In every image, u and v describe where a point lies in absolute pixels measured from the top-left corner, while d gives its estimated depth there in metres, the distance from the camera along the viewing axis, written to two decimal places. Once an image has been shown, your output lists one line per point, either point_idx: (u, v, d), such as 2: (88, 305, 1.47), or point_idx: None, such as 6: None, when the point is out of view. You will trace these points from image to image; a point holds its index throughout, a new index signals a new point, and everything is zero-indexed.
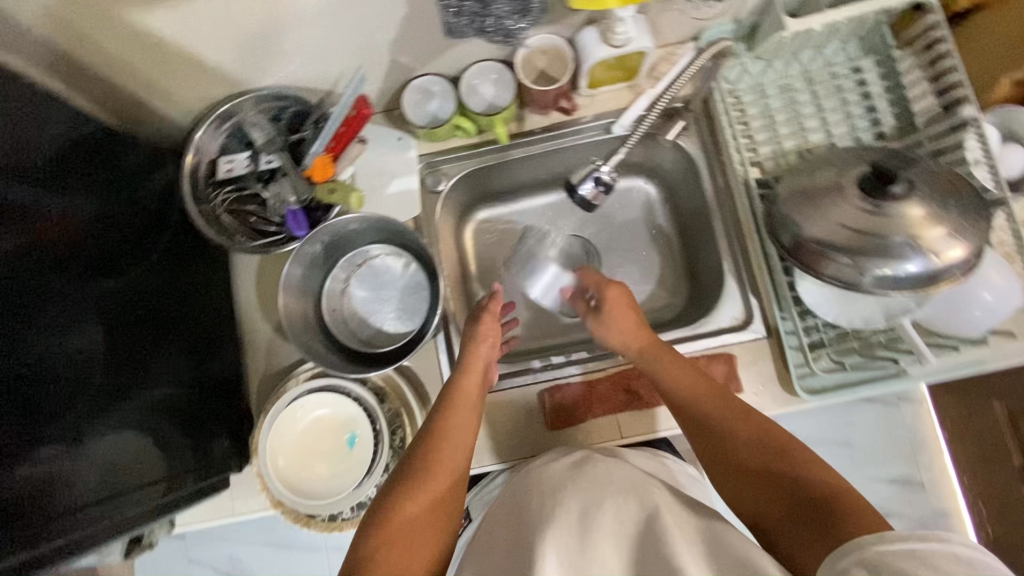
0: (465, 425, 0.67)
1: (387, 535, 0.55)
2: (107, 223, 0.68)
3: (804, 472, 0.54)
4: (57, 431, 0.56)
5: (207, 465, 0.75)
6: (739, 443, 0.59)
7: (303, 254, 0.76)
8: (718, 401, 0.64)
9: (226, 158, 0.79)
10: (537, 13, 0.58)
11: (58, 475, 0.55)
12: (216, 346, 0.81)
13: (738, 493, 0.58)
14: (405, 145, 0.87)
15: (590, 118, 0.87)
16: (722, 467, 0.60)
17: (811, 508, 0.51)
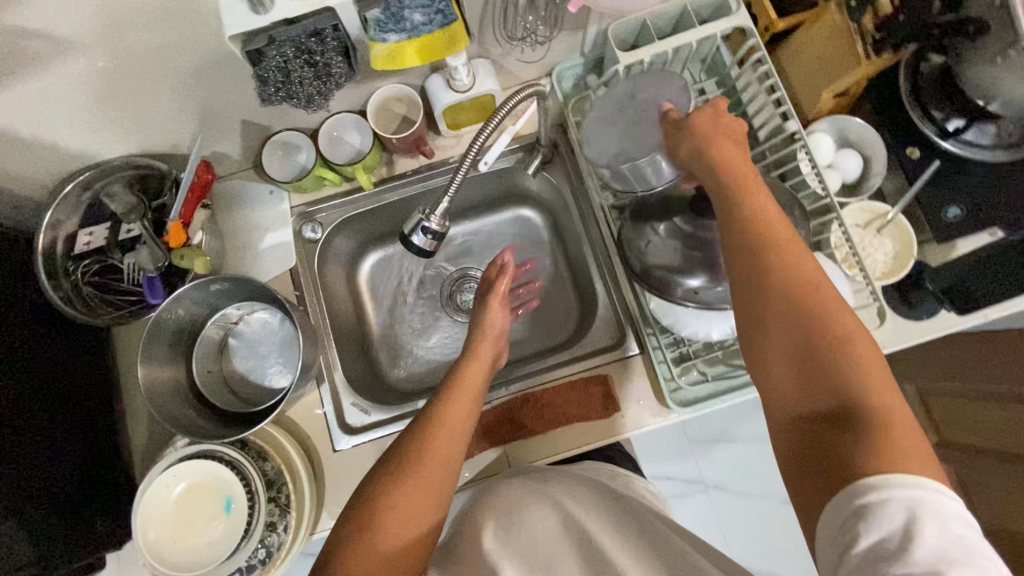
0: (471, 404, 0.65)
1: (386, 519, 0.54)
2: None
3: (862, 390, 0.45)
4: None
5: (87, 540, 0.76)
6: (792, 324, 0.48)
7: (165, 320, 0.75)
8: (795, 262, 0.49)
9: (85, 231, 0.79)
10: (338, 78, 0.66)
11: None
12: (100, 417, 0.80)
13: (768, 386, 0.50)
14: (277, 199, 0.88)
15: (457, 157, 0.90)
16: (751, 340, 0.51)
17: (858, 434, 0.44)
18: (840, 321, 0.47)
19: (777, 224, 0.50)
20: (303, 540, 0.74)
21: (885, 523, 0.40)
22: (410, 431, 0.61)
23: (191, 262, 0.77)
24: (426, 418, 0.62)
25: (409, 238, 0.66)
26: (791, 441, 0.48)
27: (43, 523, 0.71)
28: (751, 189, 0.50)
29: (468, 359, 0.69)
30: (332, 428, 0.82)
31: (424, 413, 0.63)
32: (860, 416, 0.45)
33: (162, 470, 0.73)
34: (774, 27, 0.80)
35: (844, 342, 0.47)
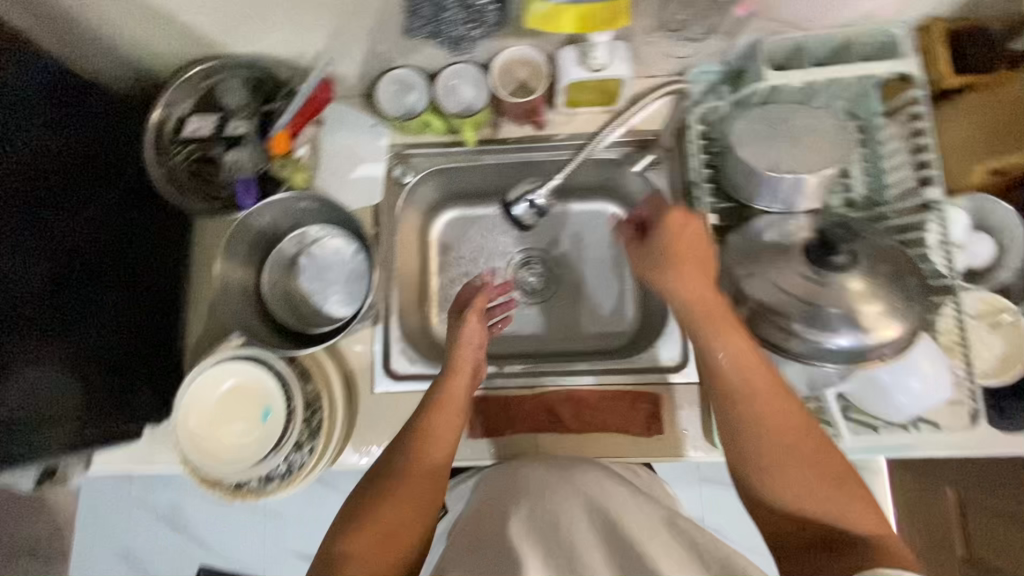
0: (449, 427, 0.67)
1: (360, 536, 0.55)
2: (75, 162, 0.72)
3: (841, 515, 0.53)
4: None
5: (126, 412, 0.77)
6: (776, 439, 0.56)
7: (251, 223, 0.76)
8: (765, 388, 0.57)
9: (195, 117, 0.80)
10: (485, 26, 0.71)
11: None
12: (163, 298, 0.83)
13: (760, 505, 0.57)
14: (377, 133, 0.88)
15: (565, 136, 0.87)
16: (738, 455, 0.58)
17: (852, 550, 0.50)
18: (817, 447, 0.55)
19: (745, 343, 0.59)
20: (324, 466, 0.76)
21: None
22: (386, 456, 0.63)
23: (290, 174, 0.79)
24: (400, 444, 0.64)
25: (511, 207, 0.78)
26: (787, 551, 0.54)
27: (90, 380, 0.72)
28: (692, 306, 0.61)
29: (446, 379, 0.70)
30: (377, 372, 0.82)
31: (400, 438, 0.65)
32: (848, 535, 0.52)
33: (220, 360, 0.75)
34: (946, 81, 0.74)
35: (823, 466, 0.55)
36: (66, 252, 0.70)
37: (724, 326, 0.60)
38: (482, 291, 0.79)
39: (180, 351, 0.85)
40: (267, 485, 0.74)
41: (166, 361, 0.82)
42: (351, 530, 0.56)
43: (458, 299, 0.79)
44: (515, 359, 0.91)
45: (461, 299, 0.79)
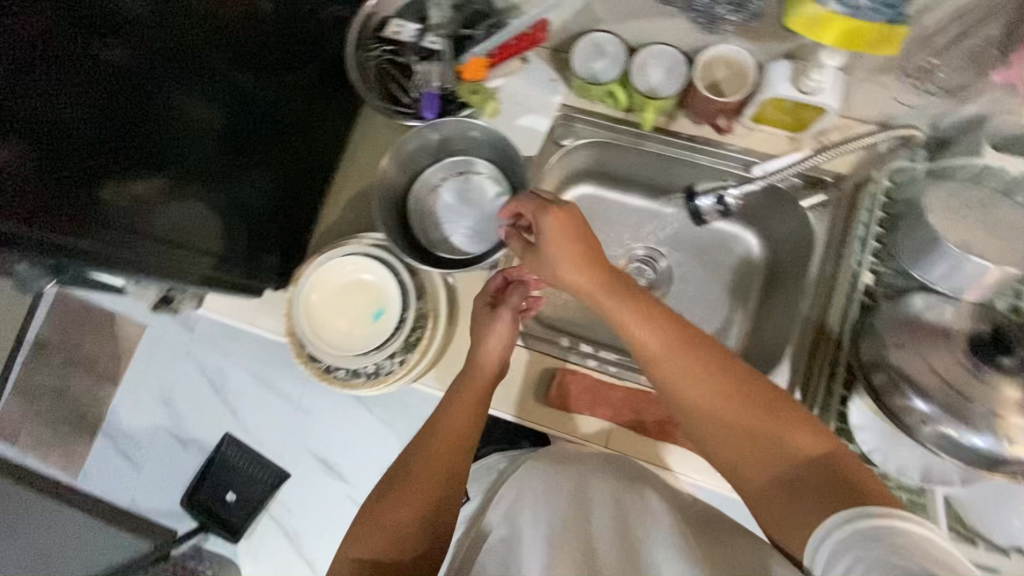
0: (461, 425, 0.68)
1: (371, 533, 0.60)
2: (284, 25, 0.74)
3: (784, 446, 0.52)
4: (160, 170, 0.63)
5: (251, 268, 0.81)
6: (727, 420, 0.55)
7: (424, 135, 0.79)
8: (622, 311, 0.62)
9: (398, 21, 0.82)
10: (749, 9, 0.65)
11: (148, 204, 0.63)
12: (309, 176, 0.87)
13: (735, 475, 0.55)
14: (554, 89, 0.87)
15: (737, 148, 0.84)
16: (702, 441, 0.57)
17: (808, 476, 0.50)
18: (765, 410, 0.53)
19: (613, 289, 0.64)
20: (409, 381, 0.79)
21: (874, 541, 0.43)
22: (404, 451, 0.68)
23: (480, 100, 0.79)
24: (416, 442, 0.68)
25: (697, 198, 0.85)
26: (769, 502, 0.52)
27: (231, 227, 0.77)
28: (585, 254, 0.65)
29: (464, 379, 0.72)
30: None
31: (419, 437, 0.68)
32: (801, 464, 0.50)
33: (349, 252, 0.78)
34: None
35: (764, 425, 0.53)
36: (246, 102, 0.74)
37: (597, 268, 0.65)
38: (515, 284, 0.77)
39: (308, 231, 0.89)
40: (353, 379, 0.78)
41: (294, 236, 0.87)
42: (362, 527, 0.61)
43: (494, 286, 0.78)
44: (608, 348, 0.91)
45: (489, 289, 0.78)
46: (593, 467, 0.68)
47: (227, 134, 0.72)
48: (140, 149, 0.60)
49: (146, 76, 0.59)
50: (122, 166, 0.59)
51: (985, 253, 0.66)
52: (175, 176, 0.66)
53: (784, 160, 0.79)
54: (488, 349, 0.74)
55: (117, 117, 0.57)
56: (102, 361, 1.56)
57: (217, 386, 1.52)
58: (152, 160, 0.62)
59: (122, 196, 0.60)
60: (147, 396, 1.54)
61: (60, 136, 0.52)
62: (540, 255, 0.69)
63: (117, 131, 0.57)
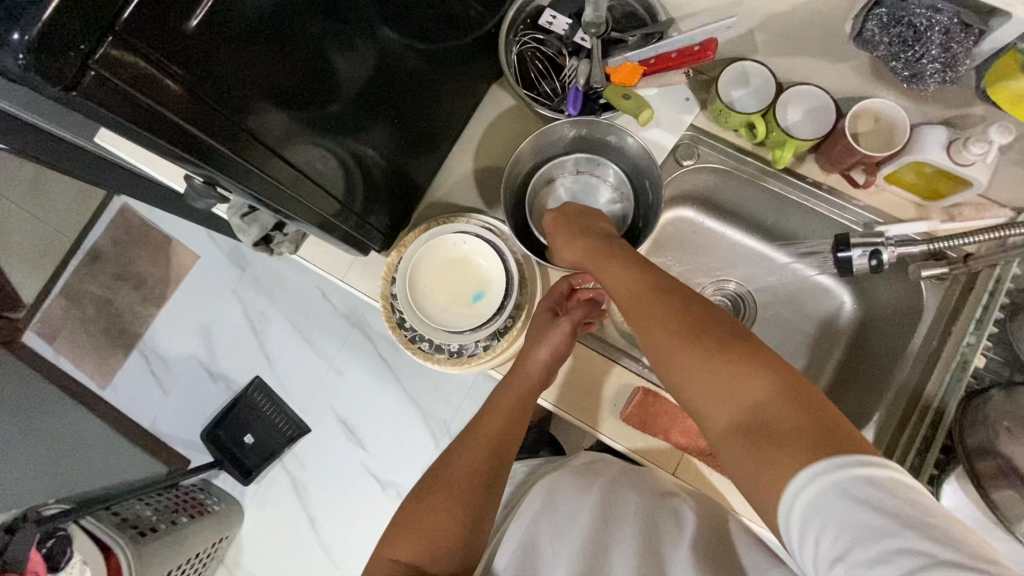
0: (495, 427, 0.69)
1: (407, 531, 0.59)
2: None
3: (740, 387, 0.48)
4: (308, 105, 0.62)
5: (361, 224, 0.80)
6: (689, 356, 0.51)
7: (561, 129, 0.79)
8: (626, 280, 0.60)
9: (552, 12, 0.81)
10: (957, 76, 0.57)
11: (290, 135, 0.61)
12: (426, 144, 0.87)
13: (701, 417, 0.51)
14: (687, 108, 0.85)
15: (861, 205, 0.83)
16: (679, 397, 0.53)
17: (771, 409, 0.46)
18: (730, 356, 0.49)
19: (615, 262, 0.62)
20: (491, 366, 0.79)
21: (860, 505, 0.40)
22: (445, 457, 0.67)
23: (633, 105, 0.77)
24: (454, 450, 0.67)
25: (850, 248, 0.79)
26: (738, 450, 0.47)
27: (348, 179, 0.75)
28: (600, 245, 0.65)
29: (502, 386, 0.73)
30: None
31: (459, 443, 0.68)
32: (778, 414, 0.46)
33: (461, 228, 0.78)
34: None
35: (748, 388, 0.48)
36: (394, 56, 0.72)
37: (607, 249, 0.65)
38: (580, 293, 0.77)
39: (416, 200, 0.90)
40: (437, 354, 0.78)
41: (401, 200, 0.87)
42: (399, 528, 0.60)
43: (561, 290, 0.77)
44: None
45: (557, 291, 0.78)
46: (612, 481, 0.67)
47: (362, 85, 0.69)
48: (285, 84, 0.57)
49: (307, 12, 0.55)
50: (267, 99, 0.56)
51: None
52: (318, 115, 0.64)
53: (905, 229, 0.80)
54: (534, 358, 0.73)
55: (274, 49, 0.54)
56: (157, 281, 1.58)
57: (258, 329, 1.54)
58: (304, 93, 0.60)
59: (272, 123, 0.58)
60: (189, 325, 1.56)
61: (223, 58, 0.49)
62: (560, 255, 0.72)
63: (270, 63, 0.54)
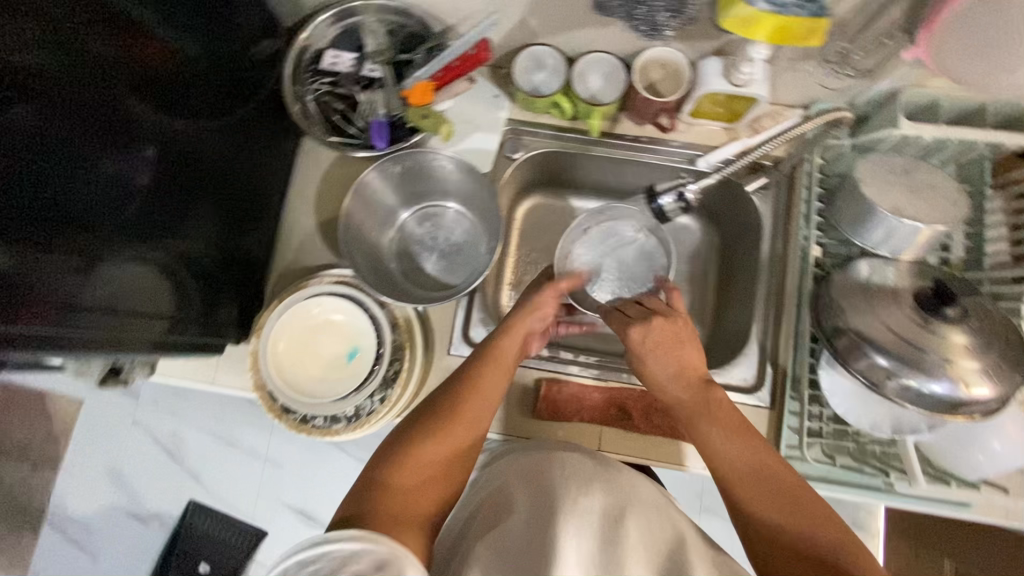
0: (498, 382, 0.66)
1: (405, 468, 0.57)
2: (201, 62, 0.71)
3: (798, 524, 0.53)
4: (95, 235, 0.58)
5: (209, 326, 0.76)
6: (764, 492, 0.55)
7: (385, 168, 0.77)
8: (687, 395, 0.65)
9: (333, 52, 0.80)
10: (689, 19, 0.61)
11: (82, 274, 0.57)
12: (253, 221, 0.83)
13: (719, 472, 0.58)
14: (498, 105, 0.88)
15: (679, 144, 0.88)
16: (729, 497, 0.57)
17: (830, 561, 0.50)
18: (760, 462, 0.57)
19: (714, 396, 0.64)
20: (392, 416, 0.76)
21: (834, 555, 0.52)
22: (432, 399, 0.64)
23: (432, 125, 0.78)
24: (456, 393, 0.63)
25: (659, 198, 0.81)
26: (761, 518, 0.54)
27: (180, 285, 0.71)
28: (669, 358, 0.68)
29: (501, 334, 0.71)
30: (455, 333, 0.82)
31: (450, 385, 0.65)
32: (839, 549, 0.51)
33: (310, 294, 0.75)
34: None
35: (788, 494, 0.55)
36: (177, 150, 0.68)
37: (671, 362, 0.67)
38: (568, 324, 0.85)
39: (265, 277, 0.86)
40: (332, 425, 0.75)
41: (247, 285, 0.83)
42: (395, 458, 0.57)
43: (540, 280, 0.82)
44: (584, 351, 0.92)
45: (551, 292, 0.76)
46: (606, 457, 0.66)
47: (162, 185, 0.66)
48: (61, 212, 0.54)
49: (51, 135, 0.52)
50: (39, 244, 0.52)
51: (916, 215, 0.72)
52: (111, 241, 0.60)
53: (725, 153, 0.85)
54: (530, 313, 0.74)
55: (27, 190, 0.50)
56: (40, 443, 1.32)
57: (175, 453, 1.30)
58: (83, 227, 0.56)
59: (52, 267, 0.53)
60: (92, 473, 1.31)
61: None
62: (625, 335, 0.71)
63: (27, 204, 0.50)
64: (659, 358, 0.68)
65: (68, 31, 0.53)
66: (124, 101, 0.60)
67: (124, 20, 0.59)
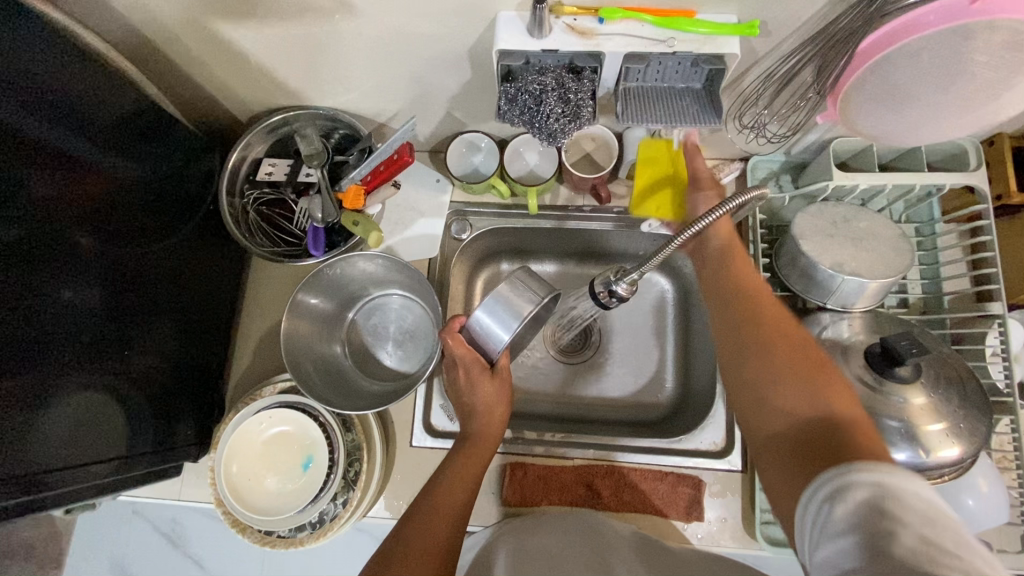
0: (453, 504, 0.62)
1: None
2: (142, 189, 0.73)
3: (812, 394, 0.50)
4: (42, 371, 0.59)
5: (164, 448, 0.76)
6: (783, 358, 0.54)
7: (321, 273, 0.79)
8: (751, 344, 0.57)
9: (269, 162, 0.83)
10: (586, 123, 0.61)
11: (28, 422, 0.57)
12: (206, 336, 0.85)
13: (758, 350, 0.56)
14: (441, 189, 0.90)
15: (622, 209, 0.88)
16: (752, 367, 0.55)
17: (828, 431, 0.47)
18: (777, 335, 0.56)
19: (763, 321, 0.58)
20: (350, 522, 0.75)
21: (872, 509, 0.39)
22: (393, 539, 0.59)
23: (362, 230, 0.82)
24: (413, 521, 0.60)
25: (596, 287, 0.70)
26: (766, 354, 0.55)
27: (131, 415, 0.71)
28: (725, 301, 0.63)
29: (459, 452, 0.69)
30: (416, 425, 0.81)
31: (416, 508, 0.62)
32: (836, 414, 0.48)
33: (260, 407, 0.76)
34: (1010, 198, 0.75)
35: (800, 366, 0.53)
36: (121, 276, 0.70)
37: (738, 314, 0.60)
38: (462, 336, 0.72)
39: (223, 385, 0.88)
40: (297, 536, 0.74)
41: (204, 397, 0.84)
42: None
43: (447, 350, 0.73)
44: (552, 425, 0.90)
45: (496, 414, 0.71)
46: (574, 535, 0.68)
47: (107, 309, 0.67)
48: (8, 354, 0.55)
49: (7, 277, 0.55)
50: None
51: (858, 269, 0.71)
52: (59, 375, 0.61)
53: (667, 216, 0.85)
54: (489, 417, 0.71)
55: None
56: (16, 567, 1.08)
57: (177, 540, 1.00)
58: (31, 363, 0.58)
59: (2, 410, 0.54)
60: None
61: None
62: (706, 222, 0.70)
63: None
64: (723, 288, 0.65)
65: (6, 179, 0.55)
66: (66, 237, 0.62)
67: (69, 162, 0.62)
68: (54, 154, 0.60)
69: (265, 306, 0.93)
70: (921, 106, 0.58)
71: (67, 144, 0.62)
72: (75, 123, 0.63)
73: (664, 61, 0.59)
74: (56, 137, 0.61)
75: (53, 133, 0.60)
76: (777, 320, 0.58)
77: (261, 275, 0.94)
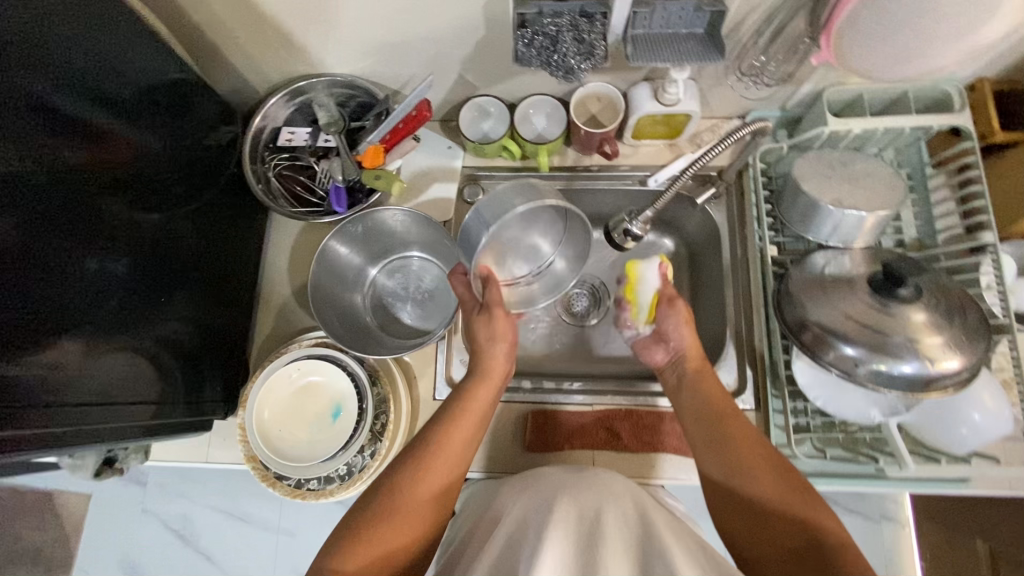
0: (456, 449, 0.64)
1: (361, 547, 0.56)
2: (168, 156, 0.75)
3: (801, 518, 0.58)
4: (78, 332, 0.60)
5: (194, 403, 0.78)
6: (772, 480, 0.61)
7: (346, 230, 0.82)
8: (739, 466, 0.63)
9: (289, 129, 0.87)
10: (599, 62, 0.66)
11: (64, 374, 0.58)
12: (229, 300, 0.87)
13: (747, 477, 0.62)
14: (453, 155, 0.93)
15: (627, 167, 0.92)
16: (742, 494, 0.62)
17: (818, 559, 0.55)
18: (765, 461, 0.62)
19: (750, 444, 0.64)
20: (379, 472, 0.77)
21: None
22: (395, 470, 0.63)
23: (386, 182, 0.84)
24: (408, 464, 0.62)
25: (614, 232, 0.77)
26: (758, 479, 0.61)
27: (160, 367, 0.72)
28: (705, 414, 0.68)
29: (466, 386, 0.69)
30: (438, 378, 0.82)
31: (418, 442, 0.64)
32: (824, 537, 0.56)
33: (289, 359, 0.78)
34: (994, 135, 0.79)
35: (785, 490, 0.60)
36: (147, 246, 0.71)
37: (721, 433, 0.66)
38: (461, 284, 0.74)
39: (246, 350, 0.90)
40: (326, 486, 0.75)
41: (229, 360, 0.86)
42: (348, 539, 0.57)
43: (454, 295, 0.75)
44: (567, 378, 0.93)
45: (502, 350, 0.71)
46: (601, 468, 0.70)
47: (137, 274, 0.69)
48: (43, 320, 0.56)
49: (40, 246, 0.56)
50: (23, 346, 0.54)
51: (857, 204, 0.75)
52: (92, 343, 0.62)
53: (671, 170, 0.88)
54: (492, 356, 0.71)
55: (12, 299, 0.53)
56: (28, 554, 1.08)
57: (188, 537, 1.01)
58: (67, 328, 0.59)
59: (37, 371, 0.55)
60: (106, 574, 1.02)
61: None
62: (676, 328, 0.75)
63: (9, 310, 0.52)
64: (702, 403, 0.69)
65: (31, 149, 0.55)
66: (97, 203, 0.63)
67: (97, 129, 0.63)
68: (83, 122, 0.61)
69: (285, 274, 0.95)
70: (912, 38, 0.62)
71: (95, 113, 0.63)
72: (103, 91, 0.63)
73: (669, 7, 0.63)
74: (86, 104, 0.61)
75: (81, 100, 0.61)
76: (760, 442, 0.64)
77: (279, 245, 0.97)
